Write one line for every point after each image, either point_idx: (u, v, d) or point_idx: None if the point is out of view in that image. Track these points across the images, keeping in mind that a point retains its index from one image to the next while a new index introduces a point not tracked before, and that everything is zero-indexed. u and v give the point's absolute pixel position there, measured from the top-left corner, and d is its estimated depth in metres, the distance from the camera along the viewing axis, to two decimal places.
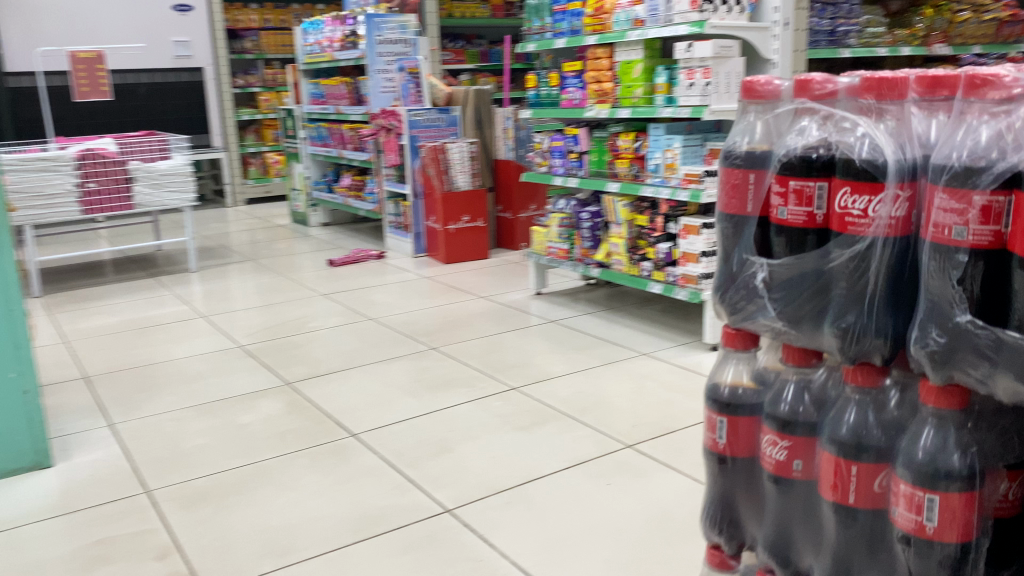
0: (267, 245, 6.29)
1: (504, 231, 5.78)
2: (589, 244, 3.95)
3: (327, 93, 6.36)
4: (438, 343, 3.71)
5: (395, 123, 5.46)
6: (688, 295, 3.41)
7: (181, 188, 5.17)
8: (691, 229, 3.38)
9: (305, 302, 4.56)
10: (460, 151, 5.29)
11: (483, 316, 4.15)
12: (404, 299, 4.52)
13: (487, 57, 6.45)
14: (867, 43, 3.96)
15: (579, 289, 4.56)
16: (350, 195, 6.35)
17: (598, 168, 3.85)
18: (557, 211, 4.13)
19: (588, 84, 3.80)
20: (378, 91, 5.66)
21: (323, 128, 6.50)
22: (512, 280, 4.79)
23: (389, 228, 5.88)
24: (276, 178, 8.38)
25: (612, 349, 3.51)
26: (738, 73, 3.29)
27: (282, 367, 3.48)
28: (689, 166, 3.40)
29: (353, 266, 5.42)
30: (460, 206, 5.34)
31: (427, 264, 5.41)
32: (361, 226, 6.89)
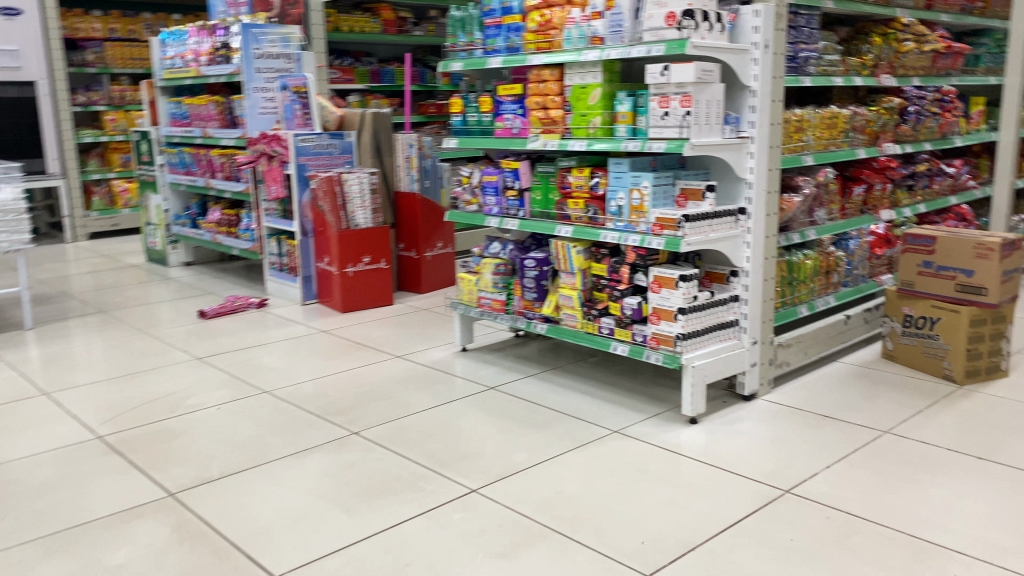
0: (119, 291, 5.33)
1: (407, 271, 5.12)
2: (532, 295, 3.37)
3: (192, 113, 5.50)
4: (359, 424, 3.02)
5: (279, 150, 4.67)
6: (662, 359, 2.90)
7: (10, 228, 4.19)
8: (666, 281, 2.88)
9: (177, 369, 3.72)
10: (359, 183, 4.57)
11: (404, 382, 3.48)
12: (302, 362, 3.78)
13: (379, 77, 5.78)
14: (824, 72, 3.64)
15: (509, 343, 3.99)
16: (220, 232, 5.48)
17: (543, 209, 3.30)
18: (491, 256, 3.55)
19: (531, 111, 3.25)
20: (256, 113, 4.82)
21: (186, 153, 5.61)
22: (427, 334, 4.15)
23: (270, 269, 5.08)
24: (125, 210, 7.32)
25: (574, 425, 2.95)
26: (718, 102, 2.83)
27: (160, 469, 2.69)
28: (661, 209, 2.89)
29: (231, 318, 4.60)
30: (358, 246, 4.63)
31: (319, 313, 4.66)
32: (231, 266, 6.02)
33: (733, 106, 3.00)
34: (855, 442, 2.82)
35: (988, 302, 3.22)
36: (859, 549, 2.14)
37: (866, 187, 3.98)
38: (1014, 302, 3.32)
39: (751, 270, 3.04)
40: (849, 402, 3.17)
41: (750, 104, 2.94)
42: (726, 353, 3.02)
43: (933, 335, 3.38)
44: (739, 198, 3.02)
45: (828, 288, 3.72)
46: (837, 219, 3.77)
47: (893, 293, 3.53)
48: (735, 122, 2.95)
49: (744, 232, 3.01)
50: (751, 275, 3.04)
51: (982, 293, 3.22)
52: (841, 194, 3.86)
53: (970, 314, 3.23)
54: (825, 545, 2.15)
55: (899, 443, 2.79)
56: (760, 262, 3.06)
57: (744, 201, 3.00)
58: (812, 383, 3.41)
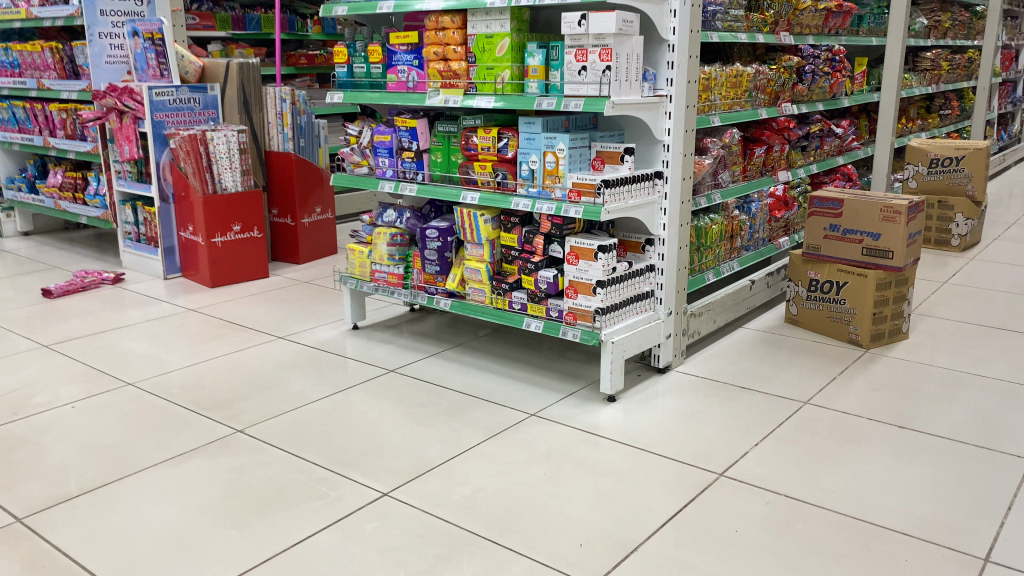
0: None
1: (283, 240, 4.70)
2: (435, 269, 3.11)
3: (22, 60, 4.81)
4: (244, 420, 2.67)
5: (132, 104, 4.11)
6: (581, 335, 2.71)
7: None
8: (585, 253, 2.67)
9: (19, 359, 3.21)
10: (226, 141, 4.08)
11: (291, 368, 3.13)
12: (170, 348, 3.35)
13: (243, 24, 5.20)
14: (729, 27, 3.50)
15: (404, 319, 3.70)
16: (63, 197, 4.83)
17: (444, 171, 3.03)
18: (386, 225, 3.26)
19: (429, 62, 2.95)
20: (101, 62, 4.26)
21: (18, 108, 4.91)
22: (312, 311, 3.78)
23: (124, 240, 4.52)
24: None
25: (487, 410, 2.71)
26: (637, 56, 2.62)
27: (4, 489, 2.26)
28: (577, 174, 2.69)
29: (82, 296, 4.06)
30: (228, 212, 4.16)
31: (185, 288, 4.19)
32: (78, 235, 5.37)
33: (650, 62, 2.79)
34: (778, 415, 2.72)
35: (893, 265, 3.20)
36: (805, 536, 2.03)
37: (766, 148, 3.89)
38: (916, 265, 3.33)
39: (667, 238, 2.85)
40: (764, 371, 3.09)
41: (667, 60, 2.74)
42: (646, 327, 2.86)
43: (839, 299, 3.34)
44: (655, 161, 2.83)
45: (732, 252, 3.61)
46: (739, 181, 3.65)
47: (798, 257, 3.48)
48: (652, 79, 2.75)
49: (661, 198, 2.82)
50: (668, 243, 2.87)
51: (888, 256, 3.20)
52: (743, 155, 3.75)
53: (876, 278, 3.20)
54: (770, 535, 2.03)
55: (820, 414, 2.73)
56: (676, 229, 2.89)
57: (661, 164, 2.82)
58: (722, 351, 3.31)
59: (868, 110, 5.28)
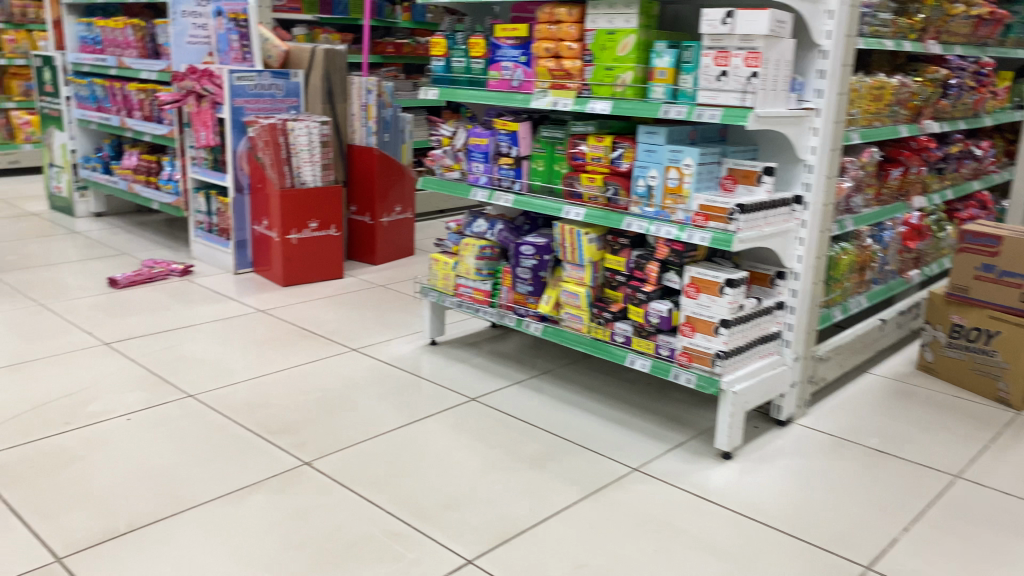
0: (14, 246, 4.50)
1: (360, 238, 4.43)
2: (527, 289, 2.75)
3: (104, 37, 4.65)
4: (310, 450, 2.38)
5: (212, 88, 3.89)
6: (696, 381, 2.34)
7: None
8: (708, 286, 2.29)
9: (78, 358, 3.00)
10: (307, 133, 3.82)
11: (362, 386, 2.84)
12: (235, 353, 3.10)
13: (329, 8, 4.93)
14: (876, 32, 3.06)
15: (486, 336, 3.37)
16: (137, 180, 4.65)
17: (545, 181, 2.69)
18: (475, 236, 2.92)
19: (538, 59, 2.61)
20: (183, 42, 4.12)
21: (98, 86, 4.76)
22: (386, 320, 3.49)
23: (196, 229, 4.31)
24: (26, 145, 6.39)
25: (583, 458, 2.37)
26: (787, 62, 2.24)
27: (46, 517, 2.02)
28: (705, 194, 2.31)
29: (149, 288, 3.85)
30: (304, 208, 3.90)
31: (255, 285, 3.95)
32: (150, 219, 5.21)
33: (797, 69, 2.41)
34: (925, 492, 2.31)
35: None
36: None
37: (902, 170, 3.44)
38: None
39: (802, 271, 2.47)
40: (899, 432, 2.67)
41: (818, 68, 2.35)
42: (769, 374, 2.48)
43: (988, 350, 2.90)
44: (794, 183, 2.45)
45: (860, 286, 3.19)
46: (873, 207, 3.21)
47: (939, 297, 3.04)
48: (799, 89, 2.37)
49: (798, 226, 2.44)
50: (802, 278, 2.48)
51: None
52: (878, 177, 3.31)
53: None
54: None
55: (975, 493, 2.31)
56: (812, 262, 2.49)
57: (801, 186, 2.43)
58: (847, 402, 2.90)
59: (1004, 129, 4.75)
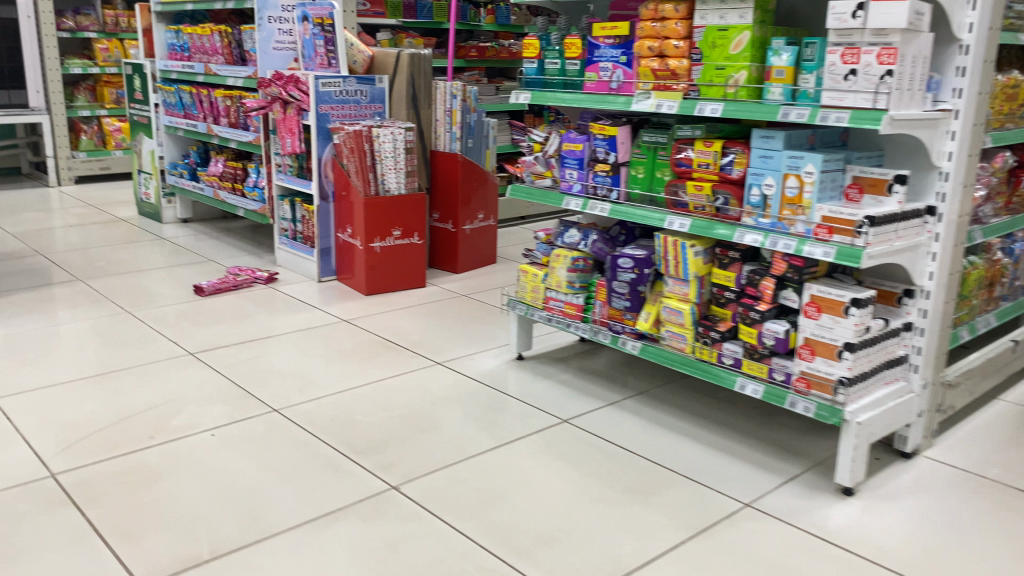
0: (105, 252, 4.55)
1: (441, 246, 4.32)
2: (624, 305, 2.58)
3: (192, 44, 4.66)
4: (396, 473, 2.26)
5: (297, 94, 3.83)
6: (816, 410, 2.14)
7: None
8: (831, 306, 2.09)
9: (164, 369, 2.96)
10: (393, 139, 3.74)
11: (450, 403, 2.71)
12: (319, 365, 3.01)
13: (414, 12, 4.86)
14: (1011, 24, 2.79)
15: (576, 350, 3.21)
16: (223, 187, 4.66)
17: (644, 190, 2.52)
18: (567, 246, 2.76)
19: (640, 59, 2.44)
20: (269, 47, 4.08)
21: (185, 93, 4.78)
22: (471, 331, 3.36)
23: (281, 236, 4.27)
24: (117, 151, 6.54)
25: (688, 491, 2.19)
26: (924, 58, 2.02)
27: (129, 539, 1.95)
28: (829, 205, 2.10)
29: (233, 296, 3.82)
30: (388, 216, 3.81)
31: (338, 294, 3.88)
32: (235, 225, 5.23)
33: (932, 66, 2.17)
34: None
35: None
36: None
37: None
38: None
39: (934, 289, 2.23)
40: None
41: (957, 64, 2.11)
42: (896, 403, 2.25)
43: None
44: (927, 192, 2.21)
45: (989, 303, 2.91)
46: (1002, 216, 2.93)
47: None
48: (935, 88, 2.13)
49: (930, 239, 2.20)
50: (934, 296, 2.24)
51: None
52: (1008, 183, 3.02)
53: None
54: None
55: None
56: (945, 280, 2.25)
57: (935, 196, 2.18)
58: (978, 431, 2.63)
59: None
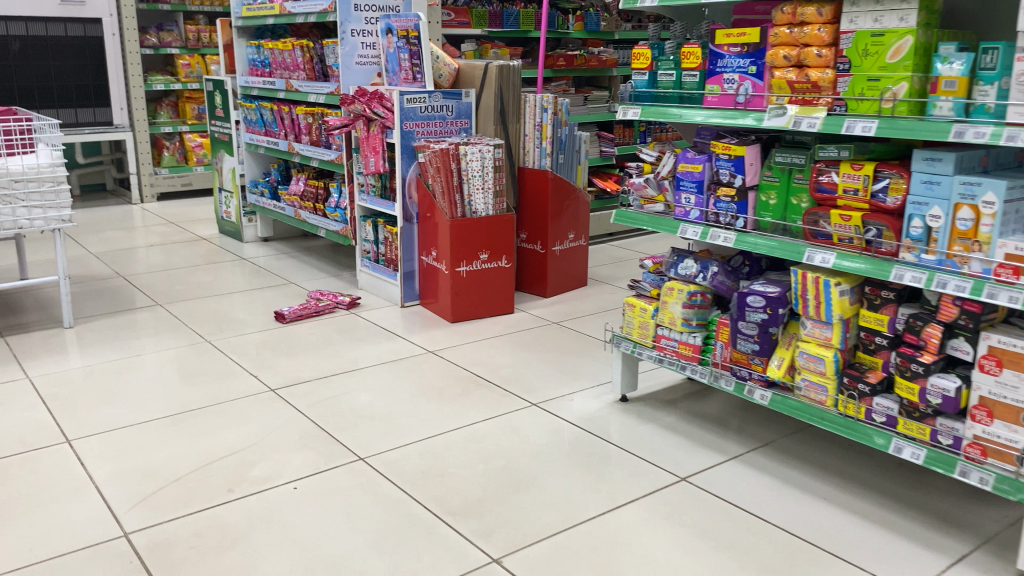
0: (186, 274, 4.45)
1: (529, 268, 4.06)
2: (751, 348, 2.27)
3: (273, 60, 4.53)
4: (497, 541, 2.01)
5: (382, 110, 3.64)
6: (994, 482, 1.79)
7: (44, 203, 3.36)
8: (1016, 360, 1.77)
9: (245, 407, 2.78)
10: (481, 157, 3.51)
11: (551, 452, 2.45)
12: (406, 403, 2.78)
13: (500, 21, 4.63)
14: None
15: (685, 390, 2.91)
16: (304, 207, 4.51)
17: (776, 218, 2.22)
18: (682, 279, 2.46)
19: (773, 70, 2.14)
20: (352, 62, 3.89)
21: (266, 109, 4.65)
22: (569, 365, 3.09)
23: (363, 258, 4.09)
24: (198, 167, 6.51)
25: (839, 574, 1.87)
26: None
27: None
28: (1012, 241, 1.77)
29: (315, 323, 3.64)
30: (476, 238, 3.58)
31: (423, 321, 3.66)
32: (315, 244, 5.08)
33: None
34: None
35: None
36: None
37: None
38: None
39: None
40: None
41: None
42: None
43: None
44: None
45: None
46: None
47: None
48: None
49: None
50: None
51: None
52: None
53: None
54: None
55: None
56: None
57: None
58: None
59: None
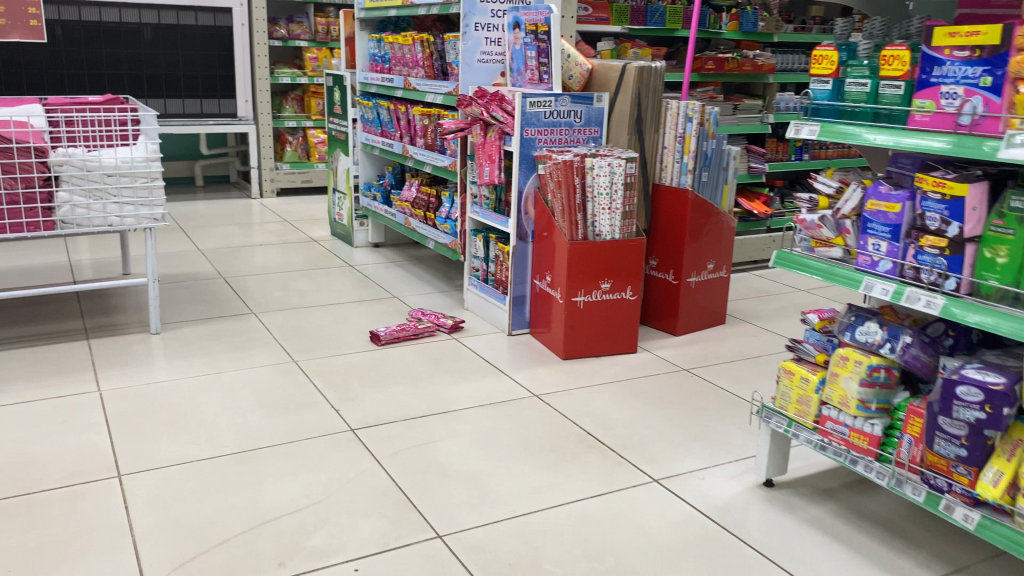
0: (288, 279, 4.19)
1: (658, 301, 3.55)
2: (956, 453, 1.70)
3: (393, 54, 4.20)
4: None
5: (501, 114, 3.23)
6: None
7: (135, 199, 3.12)
8: None
9: (320, 449, 2.42)
10: (610, 173, 3.03)
11: (674, 553, 1.95)
12: (502, 462, 2.35)
13: (643, 18, 4.14)
14: None
15: (846, 477, 2.34)
16: (415, 215, 4.17)
17: (1006, 282, 1.63)
18: (859, 347, 1.91)
19: (1017, 82, 1.57)
20: (473, 60, 3.50)
21: (383, 108, 4.34)
22: (700, 429, 2.57)
23: (471, 277, 3.70)
24: (319, 164, 6.34)
25: None
26: None
27: None
28: None
29: (413, 348, 3.27)
30: (598, 266, 3.11)
31: (532, 354, 3.23)
32: (427, 254, 4.75)
33: None
34: None
35: None
36: None
37: None
38: None
39: None
40: None
41: None
42: None
43: None
44: None
45: None
46: None
47: None
48: None
49: None
50: None
51: None
52: None
53: None
54: None
55: None
56: None
57: None
58: None
59: None
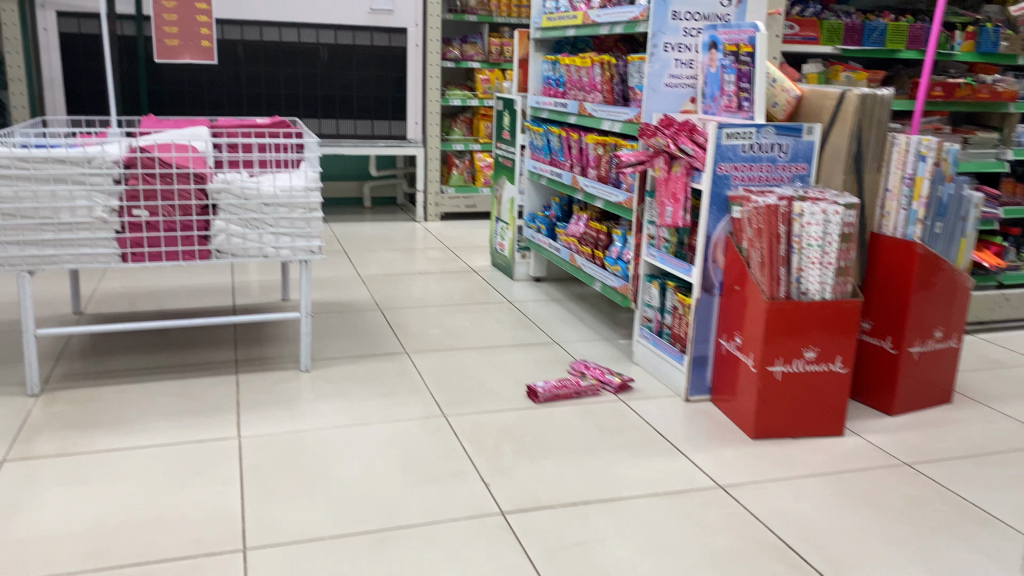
0: (445, 313, 3.94)
1: (870, 370, 2.98)
2: None
3: (568, 77, 3.88)
4: None
5: (690, 147, 2.80)
6: None
7: (291, 230, 2.93)
8: None
9: (465, 535, 2.08)
10: (825, 221, 2.52)
11: None
12: None
13: (859, 37, 3.60)
14: None
15: None
16: (581, 252, 3.82)
17: None
18: None
19: None
20: (660, 84, 3.09)
21: (554, 136, 4.03)
22: (937, 557, 2.02)
23: (642, 327, 3.28)
24: (485, 189, 6.14)
25: None
26: None
27: None
28: None
29: (575, 408, 2.89)
30: (801, 330, 2.60)
31: (713, 427, 2.76)
32: (592, 292, 4.38)
33: None
34: None
35: None
36: None
37: None
38: None
39: None
40: None
41: None
42: None
43: None
44: None
45: None
46: None
47: None
48: None
49: None
50: None
51: None
52: None
53: None
54: None
55: None
56: None
57: None
58: None
59: None
